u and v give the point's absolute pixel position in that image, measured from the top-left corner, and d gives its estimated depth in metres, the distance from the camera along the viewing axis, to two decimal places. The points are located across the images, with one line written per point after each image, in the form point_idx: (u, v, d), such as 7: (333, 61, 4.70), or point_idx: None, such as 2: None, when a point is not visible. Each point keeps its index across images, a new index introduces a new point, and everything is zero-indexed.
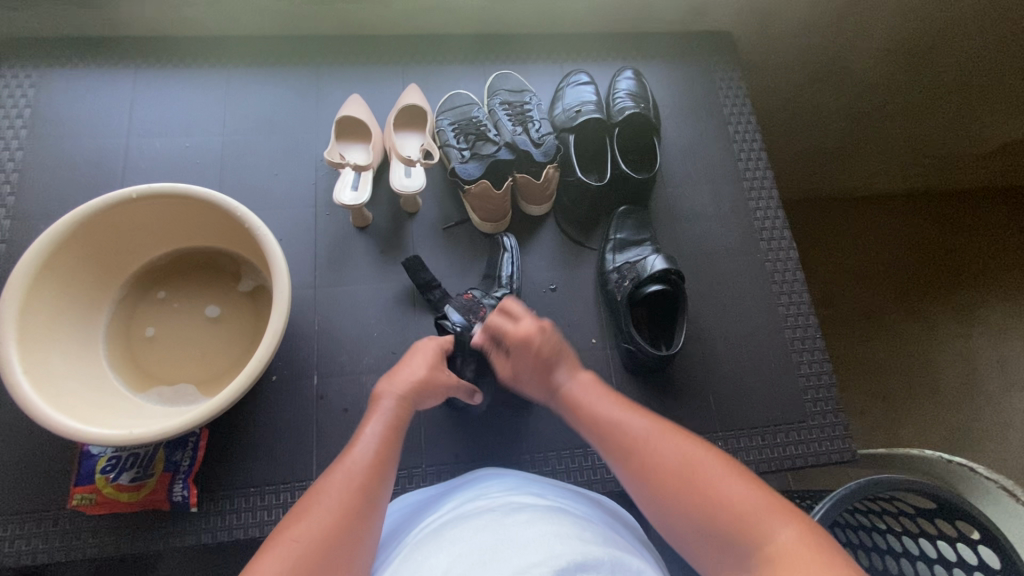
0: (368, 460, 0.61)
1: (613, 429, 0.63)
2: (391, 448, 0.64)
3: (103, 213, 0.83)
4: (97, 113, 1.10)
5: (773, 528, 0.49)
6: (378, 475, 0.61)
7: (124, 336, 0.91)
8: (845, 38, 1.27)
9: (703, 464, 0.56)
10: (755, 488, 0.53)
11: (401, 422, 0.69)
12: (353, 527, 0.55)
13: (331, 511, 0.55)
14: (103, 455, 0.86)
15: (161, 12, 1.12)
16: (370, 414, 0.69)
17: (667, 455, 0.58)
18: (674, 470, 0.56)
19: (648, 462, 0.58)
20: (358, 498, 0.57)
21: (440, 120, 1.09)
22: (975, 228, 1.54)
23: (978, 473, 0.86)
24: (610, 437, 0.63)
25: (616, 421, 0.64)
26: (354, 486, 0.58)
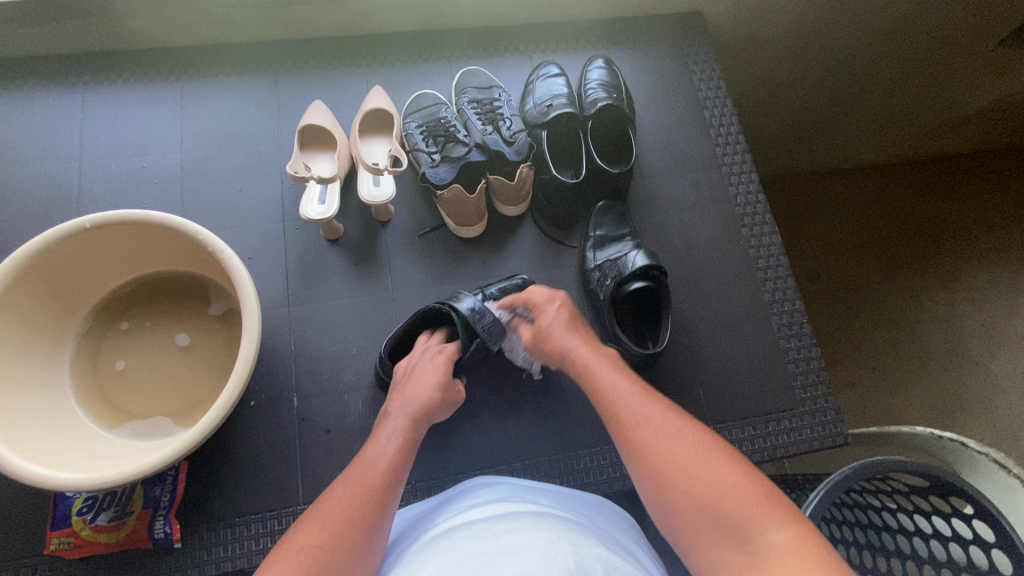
0: (383, 472, 0.63)
1: (626, 414, 0.66)
2: (405, 464, 0.65)
3: (57, 247, 0.79)
4: (46, 138, 1.05)
5: (768, 524, 0.51)
6: (389, 487, 0.62)
7: (92, 371, 0.88)
8: (816, 18, 1.23)
9: (714, 463, 0.58)
10: (761, 492, 0.55)
11: (414, 440, 0.69)
12: (365, 542, 0.56)
13: (340, 521, 0.57)
14: (78, 497, 0.83)
15: (106, 28, 1.06)
16: (381, 429, 0.71)
17: (676, 448, 0.60)
18: (681, 462, 0.59)
19: (660, 455, 0.60)
20: (369, 509, 0.58)
21: (407, 122, 1.04)
22: (956, 194, 1.54)
23: (969, 448, 0.84)
24: (622, 421, 0.66)
25: (629, 402, 0.67)
26: (367, 500, 0.59)
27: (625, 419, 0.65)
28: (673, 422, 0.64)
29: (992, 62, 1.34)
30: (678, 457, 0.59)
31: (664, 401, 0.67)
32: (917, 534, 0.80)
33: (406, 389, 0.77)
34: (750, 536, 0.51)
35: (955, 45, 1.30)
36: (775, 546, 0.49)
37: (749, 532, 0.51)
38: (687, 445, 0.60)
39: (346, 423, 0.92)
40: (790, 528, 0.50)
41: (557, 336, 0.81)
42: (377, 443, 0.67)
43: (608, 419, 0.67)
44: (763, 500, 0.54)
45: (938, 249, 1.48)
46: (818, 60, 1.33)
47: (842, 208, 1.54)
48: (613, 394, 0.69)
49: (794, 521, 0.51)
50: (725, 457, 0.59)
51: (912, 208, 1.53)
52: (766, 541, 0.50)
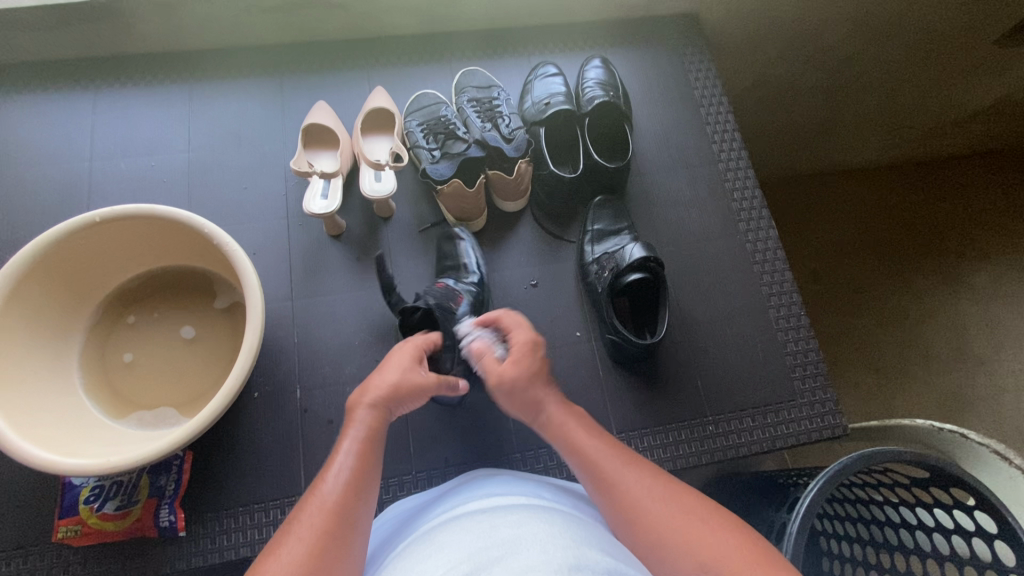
0: (346, 485, 0.57)
1: (608, 477, 0.61)
2: (369, 472, 0.60)
3: (67, 240, 0.81)
4: (59, 138, 1.08)
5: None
6: (353, 503, 0.56)
7: (100, 363, 0.90)
8: (811, 19, 1.25)
9: (701, 527, 0.53)
10: (751, 553, 0.50)
11: (377, 439, 0.64)
12: (333, 547, 0.52)
13: (311, 530, 0.52)
14: (85, 485, 0.85)
15: (118, 32, 1.10)
16: (346, 428, 0.65)
17: (669, 517, 0.55)
18: (667, 527, 0.54)
19: (647, 522, 0.55)
20: (335, 524, 0.53)
21: (408, 121, 1.06)
22: (953, 193, 1.55)
23: (969, 439, 0.83)
24: (608, 484, 0.61)
25: (611, 459, 0.63)
26: (331, 512, 0.54)
27: (608, 483, 0.61)
28: (660, 482, 0.59)
29: (986, 62, 1.36)
30: (671, 521, 0.54)
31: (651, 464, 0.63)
32: (918, 529, 0.80)
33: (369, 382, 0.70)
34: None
35: (949, 45, 1.32)
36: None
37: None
38: (681, 512, 0.55)
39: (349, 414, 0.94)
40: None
41: (520, 376, 0.72)
42: (345, 442, 0.63)
43: (593, 479, 0.62)
44: (752, 561, 0.49)
45: (939, 248, 1.48)
46: (814, 61, 1.35)
47: (841, 206, 1.56)
48: (594, 450, 0.65)
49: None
50: (712, 518, 0.54)
51: (910, 207, 1.54)
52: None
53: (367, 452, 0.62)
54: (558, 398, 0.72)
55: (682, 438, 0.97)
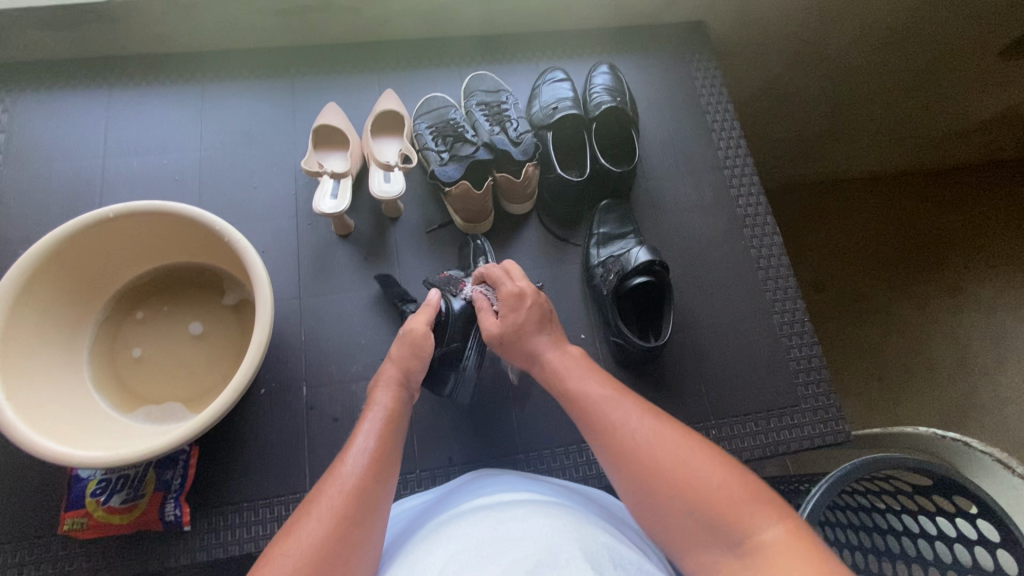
0: (363, 471, 0.60)
1: (597, 418, 0.63)
2: (388, 458, 0.63)
3: (81, 236, 0.82)
4: (73, 135, 1.09)
5: (758, 524, 0.50)
6: (372, 489, 0.59)
7: (109, 358, 0.90)
8: (817, 27, 1.26)
9: (693, 462, 0.56)
10: (748, 488, 0.54)
11: (394, 424, 0.68)
12: (349, 534, 0.54)
13: (331, 513, 0.55)
14: (92, 478, 0.85)
15: (133, 32, 1.11)
16: (365, 415, 0.69)
17: (662, 451, 0.58)
18: (666, 461, 0.57)
19: (638, 458, 0.58)
20: (354, 509, 0.56)
21: (417, 123, 1.08)
22: (957, 204, 1.55)
23: (973, 447, 0.82)
24: (600, 425, 0.63)
25: (599, 400, 0.65)
26: (348, 498, 0.57)
27: (598, 422, 0.63)
28: (649, 417, 0.62)
29: (990, 74, 1.37)
30: (659, 453, 0.58)
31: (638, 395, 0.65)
32: (922, 537, 0.79)
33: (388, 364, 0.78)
34: (741, 535, 0.51)
35: (955, 56, 1.33)
36: (769, 545, 0.49)
37: (740, 530, 0.51)
38: (670, 443, 0.58)
39: (355, 412, 0.94)
40: (781, 525, 0.50)
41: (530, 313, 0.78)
42: (364, 426, 0.66)
43: (583, 421, 0.65)
44: (748, 497, 0.53)
45: (942, 257, 1.49)
46: (819, 70, 1.36)
47: (845, 215, 1.56)
48: (582, 392, 0.67)
49: (783, 515, 0.51)
50: (699, 450, 0.57)
51: (915, 217, 1.55)
52: (759, 539, 0.49)
53: (387, 436, 0.65)
54: (553, 345, 0.75)
55: None
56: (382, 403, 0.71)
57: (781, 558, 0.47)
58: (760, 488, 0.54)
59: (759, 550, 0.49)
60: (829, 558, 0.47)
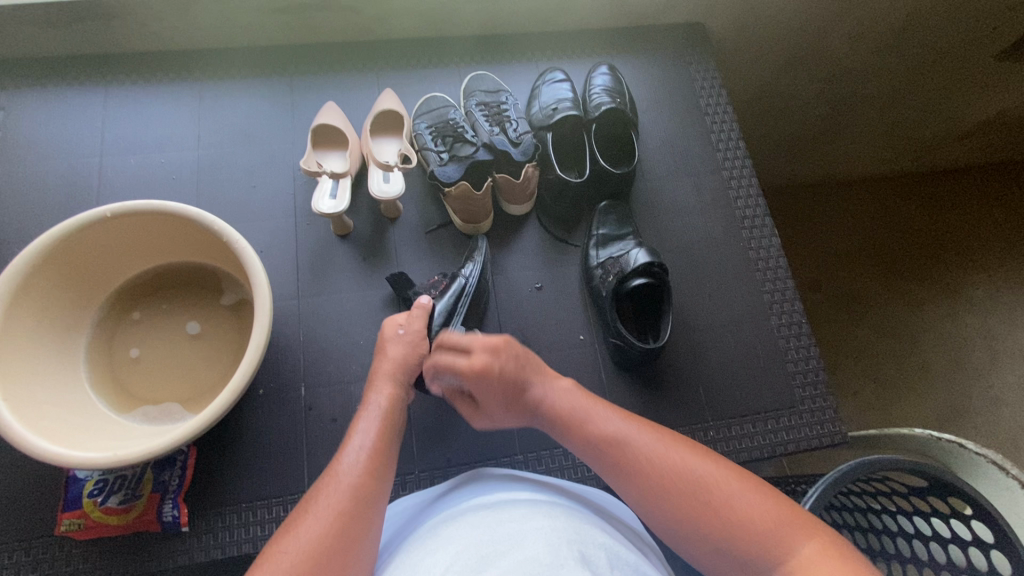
0: (359, 470, 0.60)
1: (621, 453, 0.63)
2: (383, 455, 0.64)
3: (79, 234, 0.82)
4: (69, 133, 1.09)
5: (794, 541, 0.52)
6: (369, 485, 0.59)
7: (106, 358, 0.90)
8: (817, 29, 1.26)
9: (726, 485, 0.58)
10: (775, 506, 0.56)
11: (389, 422, 0.69)
12: (350, 530, 0.54)
13: (329, 511, 0.55)
14: (89, 479, 0.85)
15: (131, 29, 1.10)
16: (360, 414, 0.70)
17: (691, 481, 0.59)
18: (696, 489, 0.58)
19: (676, 488, 0.59)
20: (352, 505, 0.57)
21: (417, 123, 1.07)
22: (954, 206, 1.56)
23: (967, 449, 0.83)
24: (624, 460, 0.63)
25: (619, 434, 0.65)
26: (346, 496, 0.57)
27: (620, 461, 0.63)
28: (670, 443, 0.63)
29: (987, 77, 1.38)
30: (687, 479, 0.59)
31: (650, 421, 0.68)
32: (916, 537, 0.80)
33: (381, 364, 0.78)
34: (781, 554, 0.52)
35: (952, 60, 1.33)
36: (805, 561, 0.51)
37: (780, 552, 0.53)
38: (696, 466, 0.60)
39: (353, 413, 0.94)
40: (816, 540, 0.52)
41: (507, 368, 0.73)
42: (359, 426, 0.67)
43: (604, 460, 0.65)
44: (780, 517, 0.55)
45: (939, 258, 1.50)
46: (817, 72, 1.36)
47: (842, 216, 1.57)
48: (599, 427, 0.67)
49: (814, 531, 0.54)
50: (728, 476, 0.59)
51: (912, 219, 1.56)
52: (797, 560, 0.51)
53: (383, 435, 0.66)
54: (547, 385, 0.74)
55: None
56: (376, 403, 0.71)
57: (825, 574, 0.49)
58: (787, 502, 0.57)
59: (801, 567, 0.50)
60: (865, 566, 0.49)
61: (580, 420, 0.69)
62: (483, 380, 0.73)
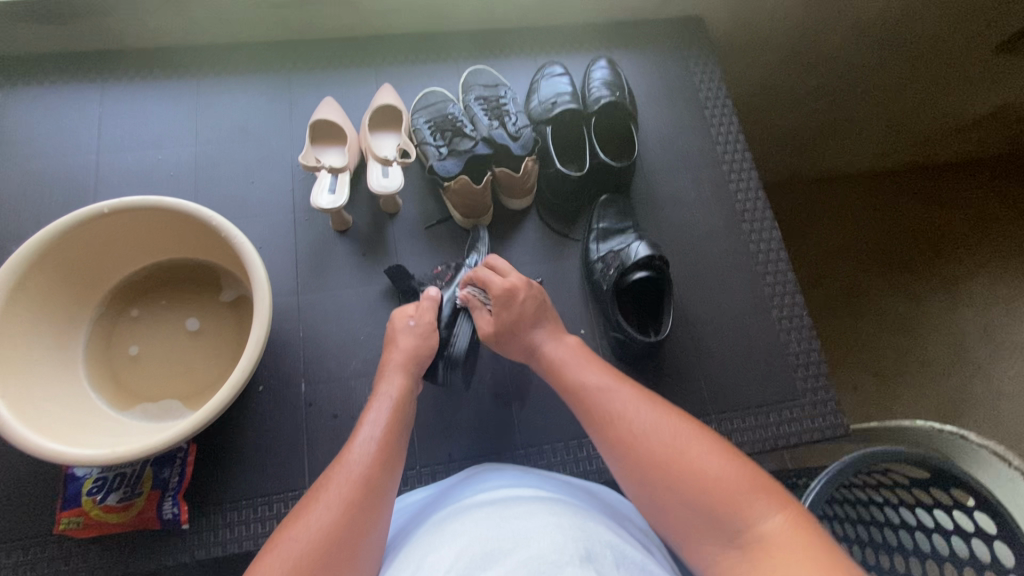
0: (368, 460, 0.60)
1: (600, 408, 0.65)
2: (393, 446, 0.63)
3: (76, 231, 0.81)
4: (66, 130, 1.08)
5: (760, 511, 0.51)
6: (379, 475, 0.59)
7: (105, 355, 0.89)
8: (814, 22, 1.25)
9: (697, 449, 0.57)
10: (743, 473, 0.55)
11: (400, 413, 0.68)
12: (357, 520, 0.54)
13: (340, 499, 0.55)
14: (88, 477, 0.84)
15: (126, 25, 1.10)
16: (370, 404, 0.69)
17: (661, 441, 0.59)
18: (666, 450, 0.58)
19: (644, 446, 0.59)
20: (360, 495, 0.56)
21: (415, 118, 1.07)
22: (953, 199, 1.56)
23: (971, 441, 0.82)
24: (602, 418, 0.64)
25: (602, 394, 0.67)
26: (355, 486, 0.57)
27: (601, 413, 0.65)
28: (653, 409, 0.63)
29: (985, 69, 1.37)
30: (657, 438, 0.59)
31: (637, 386, 0.68)
32: (919, 529, 0.80)
33: (390, 354, 0.79)
34: (743, 520, 0.51)
35: (950, 52, 1.33)
36: (769, 535, 0.49)
37: (741, 517, 0.51)
38: (669, 429, 0.60)
39: (354, 409, 0.94)
40: (781, 513, 0.51)
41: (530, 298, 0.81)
42: (369, 416, 0.66)
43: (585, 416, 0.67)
44: (748, 484, 0.53)
45: (938, 251, 1.50)
46: (816, 65, 1.36)
47: (841, 210, 1.57)
48: (588, 386, 0.69)
49: (786, 505, 0.52)
50: (702, 442, 0.58)
51: (911, 212, 1.56)
52: (760, 527, 0.50)
53: (395, 425, 0.65)
54: (551, 337, 0.79)
55: None
56: (387, 393, 0.71)
57: (782, 544, 0.48)
58: (763, 477, 0.55)
59: (760, 534, 0.49)
60: (829, 547, 0.47)
61: (573, 376, 0.72)
62: (506, 300, 0.80)
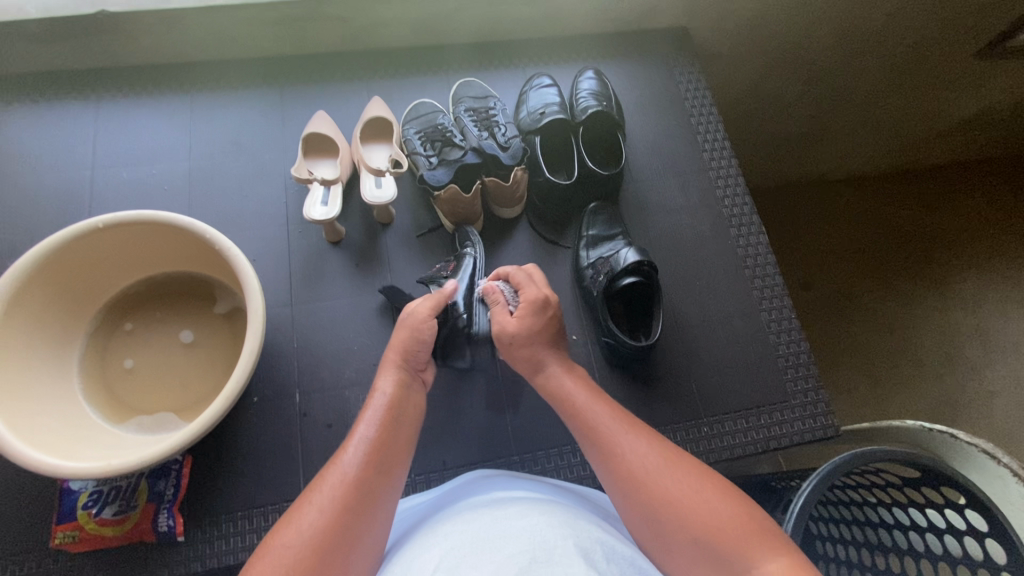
0: (361, 462, 0.60)
1: (610, 446, 0.63)
2: (387, 448, 0.63)
3: (71, 246, 0.82)
4: (61, 147, 1.09)
5: (759, 556, 0.49)
6: (370, 479, 0.59)
7: (100, 369, 0.90)
8: (796, 32, 1.28)
9: (700, 496, 0.55)
10: (746, 518, 0.53)
11: (395, 412, 0.68)
12: (349, 525, 0.54)
13: (332, 503, 0.55)
14: (84, 490, 0.85)
15: (120, 43, 1.12)
16: (365, 403, 0.69)
17: (665, 484, 0.57)
18: (670, 494, 0.56)
19: (648, 488, 0.58)
20: (352, 499, 0.56)
21: (406, 129, 1.09)
22: (938, 202, 1.59)
23: (960, 439, 0.82)
24: (606, 453, 0.63)
25: (609, 429, 0.65)
26: (346, 490, 0.57)
27: (609, 449, 0.63)
28: (658, 450, 0.61)
29: (967, 74, 1.40)
30: (662, 481, 0.58)
31: (646, 426, 0.66)
32: (911, 529, 0.80)
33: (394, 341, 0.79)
34: (743, 567, 0.49)
35: (931, 58, 1.36)
36: None
37: (739, 564, 0.49)
38: (674, 473, 0.58)
39: (348, 418, 0.95)
40: (782, 558, 0.48)
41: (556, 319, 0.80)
42: (365, 416, 0.66)
43: (590, 449, 0.65)
44: (749, 529, 0.51)
45: (925, 253, 1.52)
46: (801, 72, 1.38)
47: (829, 213, 1.60)
48: (598, 420, 0.67)
49: (788, 549, 0.50)
50: (699, 486, 0.57)
51: (899, 216, 1.58)
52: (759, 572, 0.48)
53: (389, 424, 0.65)
54: (555, 373, 0.76)
55: (677, 439, 0.99)
56: (383, 391, 0.70)
57: None
58: (769, 523, 0.53)
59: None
60: None
61: (578, 407, 0.70)
62: (538, 308, 0.78)
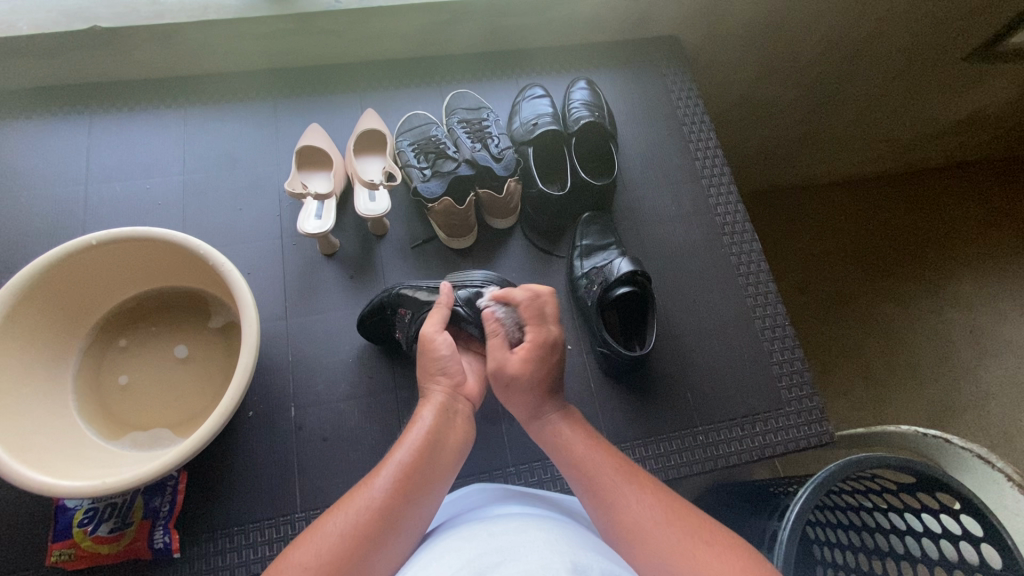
0: (389, 488, 0.59)
1: (615, 498, 0.62)
2: (422, 475, 0.61)
3: (65, 263, 0.83)
4: (54, 163, 1.09)
5: None
6: (396, 507, 0.58)
7: (95, 386, 0.90)
8: (787, 40, 1.29)
9: (701, 549, 0.55)
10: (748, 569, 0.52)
11: (435, 439, 0.65)
12: (364, 554, 0.54)
13: (353, 529, 0.55)
14: (79, 508, 0.84)
15: (113, 59, 1.12)
16: (410, 424, 0.68)
17: (667, 536, 0.57)
18: (672, 545, 0.56)
19: (651, 541, 0.57)
20: (373, 528, 0.56)
21: (399, 141, 1.09)
22: (930, 205, 1.60)
23: (954, 444, 0.83)
24: (609, 504, 0.62)
25: (613, 480, 0.64)
26: (369, 517, 0.56)
27: (613, 502, 0.62)
28: (660, 502, 0.61)
29: (956, 78, 1.42)
30: (663, 533, 0.57)
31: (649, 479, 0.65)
32: (909, 534, 0.80)
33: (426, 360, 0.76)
34: None
35: (922, 62, 1.37)
36: None
37: None
38: (675, 527, 0.58)
39: (344, 431, 0.95)
40: None
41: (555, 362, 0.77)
42: (404, 439, 0.65)
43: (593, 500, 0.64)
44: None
45: (919, 256, 1.53)
46: (794, 78, 1.39)
47: (823, 217, 1.61)
48: (602, 470, 0.66)
49: None
50: (699, 538, 0.56)
51: (892, 219, 1.59)
52: None
53: (426, 452, 0.63)
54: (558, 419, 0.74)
55: (673, 448, 0.99)
56: (425, 419, 0.68)
57: None
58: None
59: None
60: None
61: (579, 455, 0.69)
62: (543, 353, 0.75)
